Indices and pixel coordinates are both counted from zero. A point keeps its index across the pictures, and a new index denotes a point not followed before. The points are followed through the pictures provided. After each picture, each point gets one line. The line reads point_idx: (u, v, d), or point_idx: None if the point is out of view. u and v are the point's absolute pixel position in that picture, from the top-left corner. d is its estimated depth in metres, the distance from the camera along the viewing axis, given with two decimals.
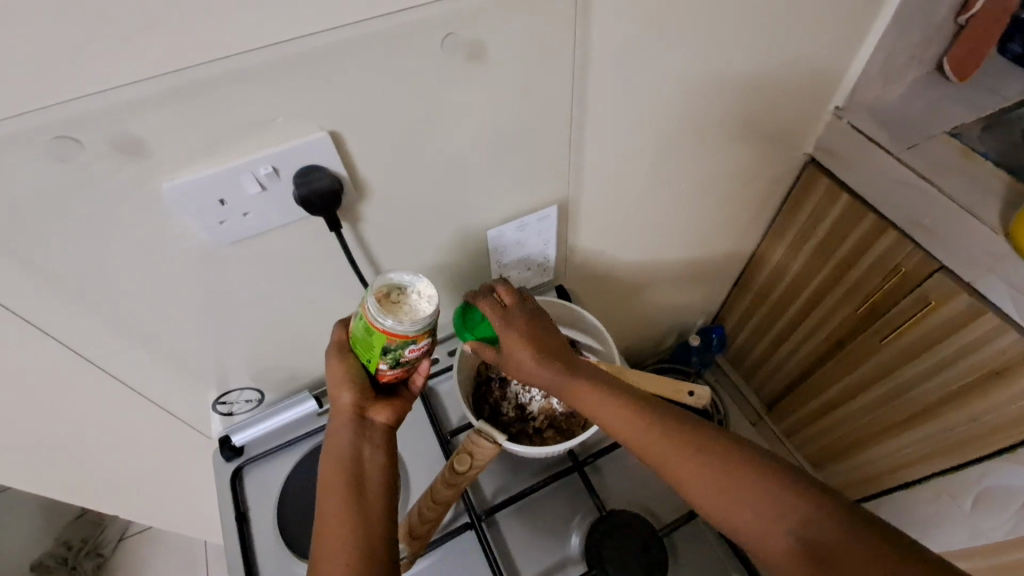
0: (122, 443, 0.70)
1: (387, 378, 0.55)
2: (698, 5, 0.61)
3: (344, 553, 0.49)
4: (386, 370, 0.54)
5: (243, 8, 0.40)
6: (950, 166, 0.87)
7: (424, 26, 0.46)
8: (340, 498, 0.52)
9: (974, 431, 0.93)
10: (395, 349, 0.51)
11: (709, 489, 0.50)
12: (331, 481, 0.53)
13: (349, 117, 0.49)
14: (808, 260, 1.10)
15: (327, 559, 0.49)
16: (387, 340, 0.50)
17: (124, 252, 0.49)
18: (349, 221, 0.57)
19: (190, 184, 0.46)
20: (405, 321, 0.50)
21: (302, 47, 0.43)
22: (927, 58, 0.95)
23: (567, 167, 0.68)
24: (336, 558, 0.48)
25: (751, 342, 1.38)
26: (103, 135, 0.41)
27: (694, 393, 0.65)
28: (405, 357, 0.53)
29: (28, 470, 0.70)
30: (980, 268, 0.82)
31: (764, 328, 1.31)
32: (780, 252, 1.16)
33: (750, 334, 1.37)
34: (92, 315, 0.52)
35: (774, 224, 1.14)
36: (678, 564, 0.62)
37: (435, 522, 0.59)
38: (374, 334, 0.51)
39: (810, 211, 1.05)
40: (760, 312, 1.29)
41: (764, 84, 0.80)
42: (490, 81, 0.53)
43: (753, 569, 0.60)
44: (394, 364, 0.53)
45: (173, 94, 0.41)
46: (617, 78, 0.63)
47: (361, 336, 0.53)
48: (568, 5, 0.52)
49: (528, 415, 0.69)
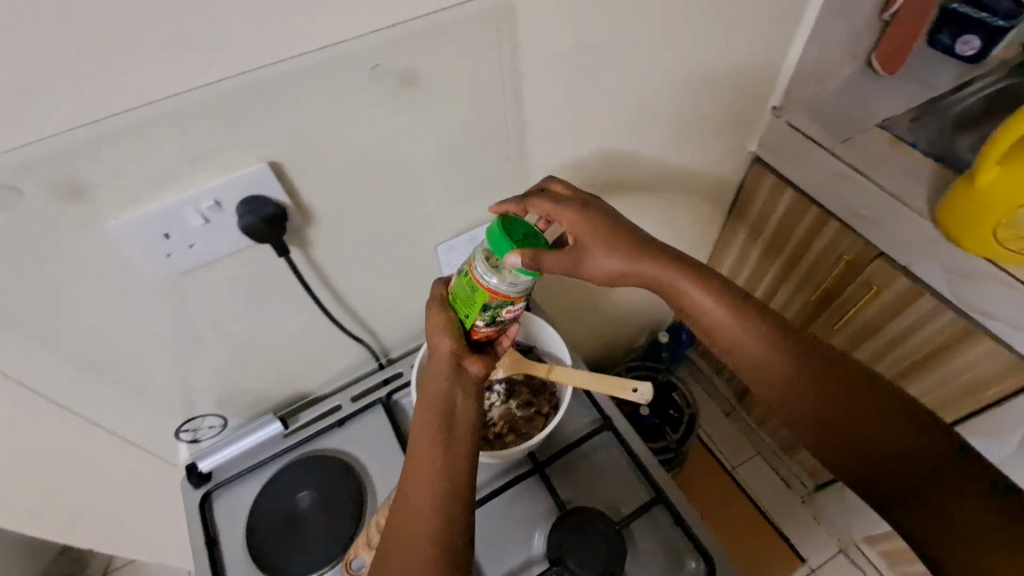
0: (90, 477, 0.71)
1: (479, 335, 0.60)
2: (624, 20, 0.64)
3: (435, 499, 0.51)
4: (481, 327, 0.59)
5: (172, 53, 0.42)
6: (881, 157, 0.92)
7: (351, 58, 0.48)
8: (436, 439, 0.54)
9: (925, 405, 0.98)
10: (499, 301, 0.56)
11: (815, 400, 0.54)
12: (424, 420, 0.55)
13: (287, 147, 0.51)
14: (762, 253, 1.15)
15: (418, 499, 0.51)
16: (489, 297, 0.55)
17: (74, 289, 0.50)
18: (298, 245, 0.59)
19: (133, 220, 0.47)
20: (507, 281, 0.55)
21: (232, 85, 0.45)
22: (857, 54, 1.00)
23: (513, 180, 0.71)
24: (427, 500, 0.51)
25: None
26: (43, 180, 0.43)
27: (638, 389, 0.63)
28: (501, 317, 0.58)
29: None
30: (914, 252, 0.86)
31: None
32: (736, 247, 1.21)
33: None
34: (46, 353, 0.53)
35: (729, 220, 1.18)
36: (638, 556, 0.64)
37: None
38: (478, 291, 0.55)
39: (761, 204, 1.09)
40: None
41: (701, 89, 0.84)
42: (425, 105, 0.55)
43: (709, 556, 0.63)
44: (490, 322, 0.58)
45: (110, 137, 0.43)
46: (552, 94, 0.65)
47: (464, 291, 0.57)
48: (495, 29, 0.54)
49: (488, 421, 0.71)
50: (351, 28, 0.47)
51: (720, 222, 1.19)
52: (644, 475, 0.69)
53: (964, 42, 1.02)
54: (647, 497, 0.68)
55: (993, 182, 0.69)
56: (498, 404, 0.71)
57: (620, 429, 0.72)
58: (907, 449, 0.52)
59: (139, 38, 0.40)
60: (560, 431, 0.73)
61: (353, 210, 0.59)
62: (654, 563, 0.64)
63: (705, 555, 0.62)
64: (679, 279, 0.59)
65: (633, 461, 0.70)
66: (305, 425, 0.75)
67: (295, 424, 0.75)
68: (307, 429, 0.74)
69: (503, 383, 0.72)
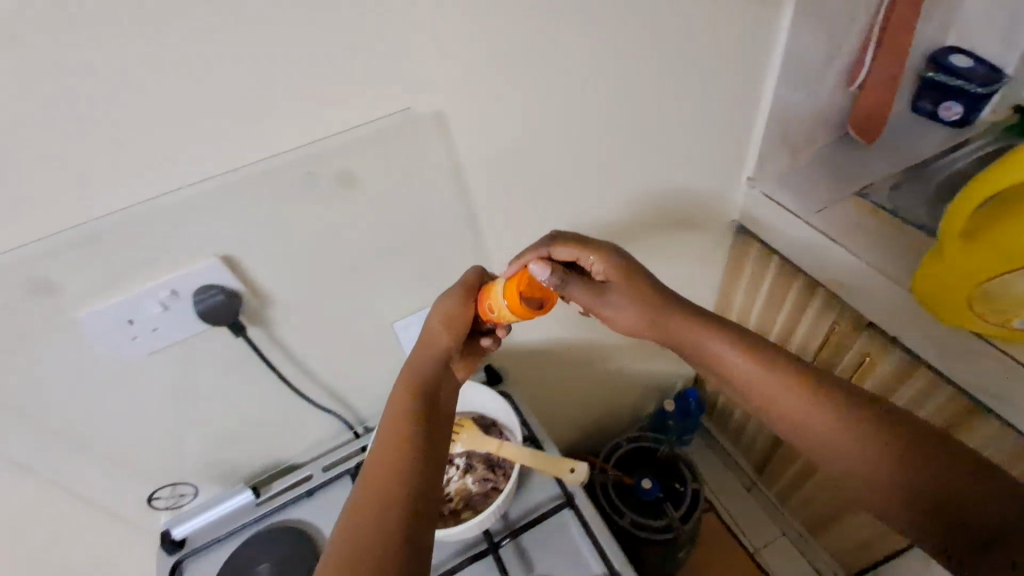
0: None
1: None
2: (563, 93, 0.66)
3: (399, 442, 0.53)
4: None
5: (113, 184, 0.47)
6: (862, 227, 0.89)
7: (287, 168, 0.54)
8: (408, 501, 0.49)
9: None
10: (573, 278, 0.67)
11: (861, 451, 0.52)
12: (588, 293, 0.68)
13: (237, 245, 0.56)
14: (765, 314, 1.09)
15: (383, 424, 0.55)
16: None
17: (71, 390, 0.58)
18: (259, 325, 0.64)
19: (170, 339, 0.58)
20: None
21: (179, 197, 0.50)
22: (831, 124, 0.98)
23: (467, 259, 0.74)
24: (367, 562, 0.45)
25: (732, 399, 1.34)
26: (20, 282, 0.49)
27: (576, 471, 0.69)
28: None
29: None
30: (901, 323, 0.81)
31: None
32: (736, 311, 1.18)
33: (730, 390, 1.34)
34: (30, 429, 0.59)
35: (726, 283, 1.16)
36: None
37: None
38: None
39: (753, 268, 1.06)
40: None
41: (661, 159, 0.84)
42: (365, 199, 0.60)
43: None
44: None
45: (54, 253, 0.49)
46: (494, 181, 0.69)
47: None
48: (417, 118, 0.57)
49: (445, 497, 0.72)
50: (284, 141, 0.52)
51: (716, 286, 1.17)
52: (603, 562, 0.68)
53: (947, 109, 1.01)
54: None
55: (944, 259, 0.72)
56: (456, 478, 0.73)
57: (580, 508, 0.72)
58: (908, 451, 0.50)
59: (95, 162, 0.46)
60: (523, 508, 0.74)
61: (309, 307, 0.66)
62: None
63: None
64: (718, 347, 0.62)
65: (592, 546, 0.69)
66: (278, 492, 0.78)
67: (267, 494, 0.78)
68: (279, 497, 0.77)
69: (463, 457, 0.74)
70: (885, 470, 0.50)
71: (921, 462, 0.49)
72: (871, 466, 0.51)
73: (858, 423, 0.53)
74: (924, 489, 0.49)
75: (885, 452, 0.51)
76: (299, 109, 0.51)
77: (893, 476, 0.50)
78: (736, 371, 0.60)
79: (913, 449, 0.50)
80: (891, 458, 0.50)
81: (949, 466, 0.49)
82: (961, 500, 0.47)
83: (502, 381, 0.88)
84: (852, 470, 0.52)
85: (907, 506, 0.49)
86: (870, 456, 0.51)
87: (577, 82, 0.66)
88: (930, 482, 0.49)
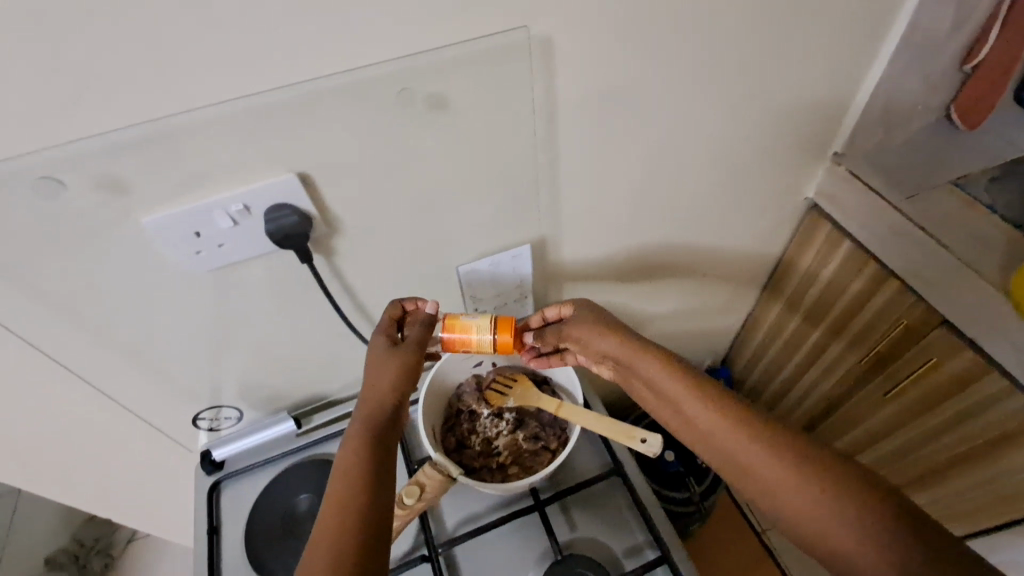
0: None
1: None
2: (673, 32, 0.60)
3: (341, 501, 0.48)
4: None
5: (202, 74, 0.44)
6: (954, 219, 0.83)
7: (380, 81, 0.49)
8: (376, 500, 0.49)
9: (1007, 491, 0.84)
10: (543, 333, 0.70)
11: (771, 477, 0.50)
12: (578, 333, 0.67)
13: (315, 162, 0.52)
14: (817, 300, 1.02)
15: (337, 467, 0.51)
16: None
17: (127, 299, 0.55)
18: (323, 253, 0.60)
19: (236, 258, 0.55)
20: None
21: (267, 99, 0.46)
22: (933, 106, 0.91)
23: (540, 208, 0.69)
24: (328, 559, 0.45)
25: (761, 385, 1.28)
26: (90, 174, 0.46)
27: (647, 441, 0.64)
28: None
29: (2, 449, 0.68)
30: (983, 326, 0.76)
31: (769, 373, 1.24)
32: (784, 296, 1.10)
33: (760, 375, 1.27)
34: (83, 332, 0.57)
35: (780, 264, 1.09)
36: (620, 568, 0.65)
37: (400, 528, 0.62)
38: None
39: (816, 251, 0.99)
40: (767, 357, 1.22)
41: (754, 122, 0.77)
42: (453, 129, 0.55)
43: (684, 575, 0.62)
44: None
45: (128, 146, 0.45)
46: (584, 125, 0.63)
47: None
48: (522, 40, 0.52)
49: (494, 450, 0.70)
50: (381, 49, 0.48)
51: (769, 266, 1.10)
52: (652, 536, 0.66)
53: None
54: (650, 554, 0.66)
55: None
56: (505, 433, 0.71)
57: (629, 477, 0.70)
58: (814, 475, 0.49)
59: (184, 45, 0.42)
60: (570, 472, 0.72)
61: (375, 242, 0.62)
62: (616, 548, 0.67)
63: (666, 553, 0.64)
64: (645, 365, 0.60)
65: (641, 518, 0.68)
66: (319, 427, 0.77)
67: (309, 425, 0.77)
68: (319, 431, 0.76)
69: (514, 412, 0.72)
70: (792, 493, 0.49)
71: (822, 487, 0.48)
72: (783, 489, 0.49)
73: (770, 445, 0.51)
74: (828, 514, 0.47)
75: (792, 475, 0.49)
76: (404, 14, 0.46)
77: (800, 501, 0.48)
78: (662, 387, 0.59)
79: (818, 473, 0.49)
80: (797, 481, 0.49)
81: (853, 493, 0.47)
82: (867, 527, 0.45)
83: None
84: (765, 495, 0.51)
85: (816, 533, 0.47)
86: (780, 479, 0.50)
87: (690, 20, 0.60)
88: (830, 509, 0.47)
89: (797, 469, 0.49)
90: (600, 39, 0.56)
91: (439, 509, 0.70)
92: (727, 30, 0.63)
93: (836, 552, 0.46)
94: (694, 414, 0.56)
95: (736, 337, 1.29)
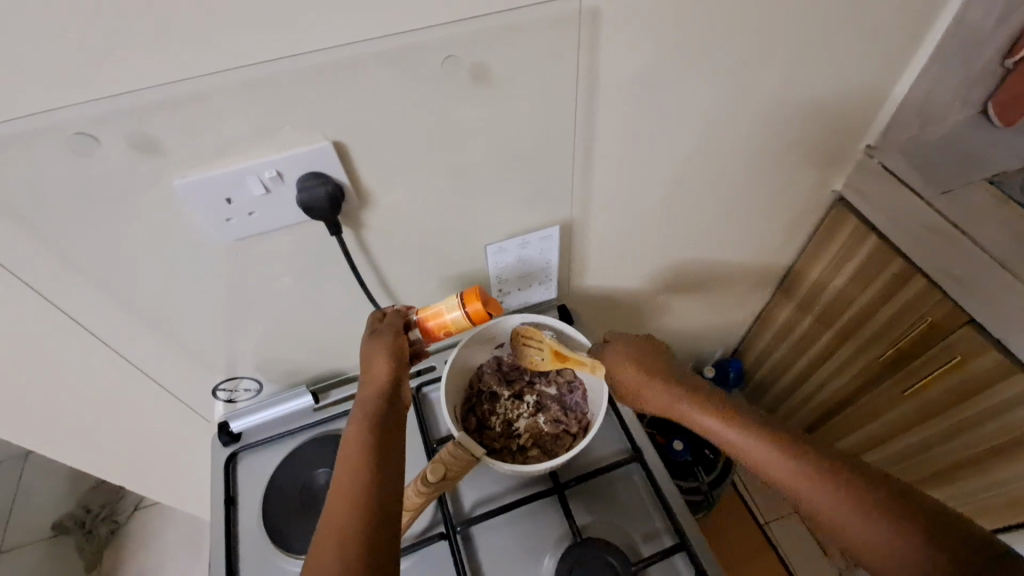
0: (20, 350, 0.58)
1: None
2: (722, 7, 0.57)
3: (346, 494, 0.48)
4: None
5: (245, 31, 0.42)
6: (987, 216, 0.81)
7: (424, 48, 0.47)
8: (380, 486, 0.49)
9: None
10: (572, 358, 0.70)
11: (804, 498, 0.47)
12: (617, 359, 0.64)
13: (351, 131, 0.50)
14: (837, 295, 1.01)
15: (339, 465, 0.50)
16: None
17: (154, 263, 0.54)
18: (353, 226, 0.59)
19: (266, 227, 0.54)
20: None
21: (310, 61, 0.45)
22: (971, 100, 0.88)
23: (571, 189, 0.67)
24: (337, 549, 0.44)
25: (771, 379, 1.28)
26: (125, 131, 0.44)
27: None
28: None
29: (20, 411, 0.68)
30: (1012, 326, 0.75)
31: (780, 367, 1.23)
32: (803, 291, 1.09)
33: (771, 367, 1.26)
34: (107, 296, 0.56)
35: (800, 258, 1.07)
36: (638, 554, 0.65)
37: (420, 507, 0.62)
38: None
39: (837, 250, 0.98)
40: (779, 350, 1.21)
41: (792, 109, 0.76)
42: (493, 101, 0.53)
43: (702, 562, 0.62)
44: None
45: (165, 104, 0.44)
46: (624, 103, 0.61)
47: None
48: (572, 11, 0.50)
49: (514, 431, 0.70)
50: (428, 13, 0.46)
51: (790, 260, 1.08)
52: (671, 522, 0.66)
53: None
54: (668, 541, 0.65)
55: None
56: (526, 415, 0.70)
57: (649, 462, 0.69)
58: (844, 497, 0.46)
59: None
60: (588, 457, 0.72)
61: (406, 216, 0.60)
62: (634, 533, 0.66)
63: (684, 539, 0.64)
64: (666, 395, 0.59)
65: (660, 504, 0.67)
66: (336, 403, 0.76)
67: (326, 400, 0.76)
68: (336, 407, 0.75)
69: (535, 395, 0.72)
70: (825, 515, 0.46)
71: (856, 512, 0.45)
72: (815, 511, 0.47)
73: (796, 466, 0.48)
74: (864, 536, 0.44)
75: (827, 494, 0.46)
76: None
77: (833, 521, 0.46)
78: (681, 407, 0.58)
79: (850, 494, 0.46)
80: (827, 504, 0.46)
81: (889, 518, 0.44)
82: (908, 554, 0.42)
83: (574, 324, 0.83)
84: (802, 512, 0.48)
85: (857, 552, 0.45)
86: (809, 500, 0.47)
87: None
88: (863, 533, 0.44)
89: (828, 496, 0.46)
90: (649, 13, 0.54)
91: (456, 489, 0.69)
92: (778, 11, 0.61)
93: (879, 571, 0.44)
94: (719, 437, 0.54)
95: (747, 330, 1.28)
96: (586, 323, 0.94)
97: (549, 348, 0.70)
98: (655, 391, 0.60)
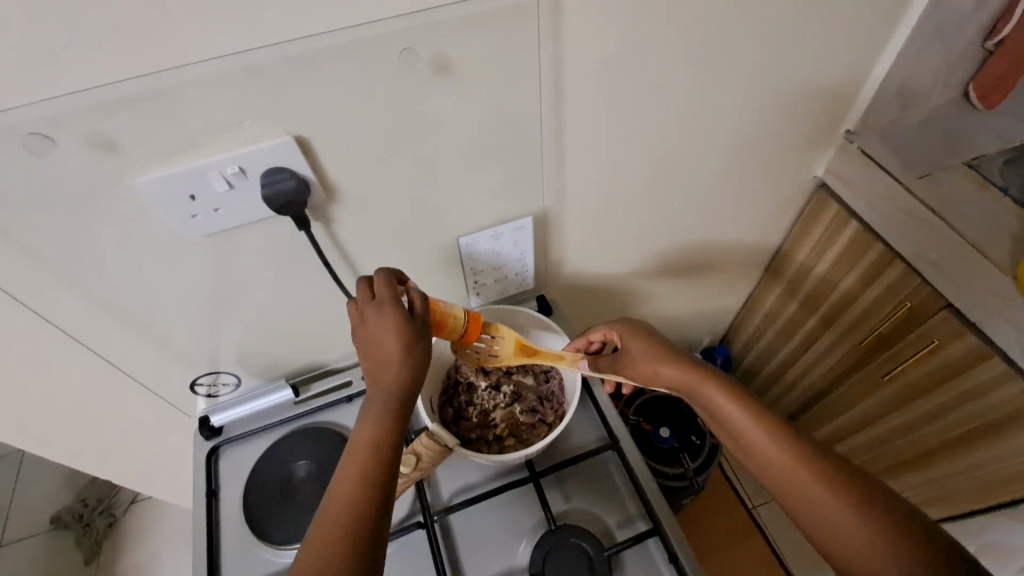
0: None
1: None
2: None
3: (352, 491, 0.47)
4: None
5: (195, 25, 0.42)
6: (964, 201, 0.82)
7: (379, 40, 0.47)
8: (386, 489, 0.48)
9: (998, 472, 0.85)
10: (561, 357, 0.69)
11: (780, 463, 0.50)
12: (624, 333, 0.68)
13: (311, 125, 0.50)
14: (820, 280, 1.01)
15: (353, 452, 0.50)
16: None
17: (121, 260, 0.54)
18: (321, 220, 0.59)
19: (232, 222, 0.54)
20: None
21: (263, 57, 0.45)
22: (951, 84, 0.88)
23: (543, 179, 0.67)
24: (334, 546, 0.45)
25: (757, 366, 1.29)
26: (80, 130, 0.44)
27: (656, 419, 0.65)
28: None
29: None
30: (986, 311, 0.75)
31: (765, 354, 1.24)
32: (787, 277, 1.09)
33: (757, 354, 1.26)
34: (77, 294, 0.56)
35: (784, 244, 1.07)
36: (612, 539, 0.66)
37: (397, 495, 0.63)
38: None
39: (819, 235, 0.98)
40: (763, 337, 1.22)
41: (768, 94, 0.75)
42: (456, 93, 0.53)
43: (673, 547, 0.63)
44: None
45: (118, 102, 0.44)
46: (592, 92, 0.61)
47: None
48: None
49: (490, 421, 0.70)
50: (382, 6, 0.46)
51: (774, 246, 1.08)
52: (644, 507, 0.67)
53: None
54: (642, 527, 0.66)
55: None
56: (502, 405, 0.71)
57: (625, 450, 0.70)
58: (810, 465, 0.49)
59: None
60: (564, 445, 0.73)
61: (375, 210, 0.60)
62: (609, 520, 0.67)
63: (657, 525, 0.65)
64: (667, 362, 0.61)
65: (635, 491, 0.68)
66: (316, 395, 0.77)
67: (306, 393, 0.77)
68: (316, 400, 0.76)
69: (512, 385, 0.73)
70: (791, 479, 0.49)
71: (821, 480, 0.48)
72: (782, 476, 0.50)
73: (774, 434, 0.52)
74: (824, 500, 0.47)
75: (798, 461, 0.50)
76: None
77: (797, 486, 0.49)
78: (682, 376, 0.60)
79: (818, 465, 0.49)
80: (796, 469, 0.49)
81: (847, 489, 0.47)
82: (858, 520, 0.45)
83: (553, 313, 0.84)
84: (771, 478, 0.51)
85: (812, 516, 0.48)
86: (779, 464, 0.50)
87: None
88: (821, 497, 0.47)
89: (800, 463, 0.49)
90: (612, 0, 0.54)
91: (435, 478, 0.70)
92: None
93: (831, 534, 0.46)
94: (714, 402, 0.57)
95: (733, 317, 1.29)
96: (568, 312, 0.95)
97: (513, 340, 0.66)
98: (658, 361, 0.62)
